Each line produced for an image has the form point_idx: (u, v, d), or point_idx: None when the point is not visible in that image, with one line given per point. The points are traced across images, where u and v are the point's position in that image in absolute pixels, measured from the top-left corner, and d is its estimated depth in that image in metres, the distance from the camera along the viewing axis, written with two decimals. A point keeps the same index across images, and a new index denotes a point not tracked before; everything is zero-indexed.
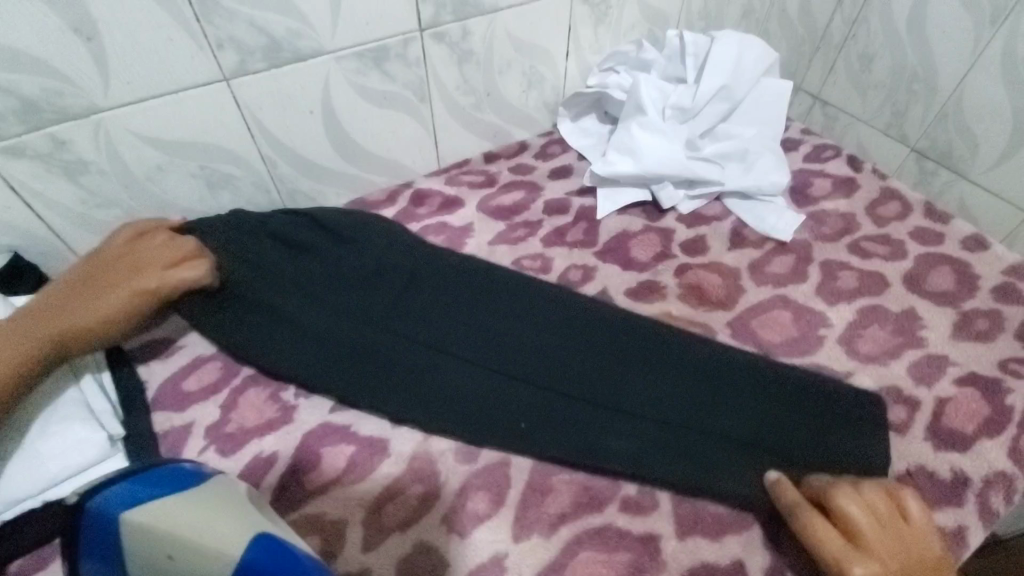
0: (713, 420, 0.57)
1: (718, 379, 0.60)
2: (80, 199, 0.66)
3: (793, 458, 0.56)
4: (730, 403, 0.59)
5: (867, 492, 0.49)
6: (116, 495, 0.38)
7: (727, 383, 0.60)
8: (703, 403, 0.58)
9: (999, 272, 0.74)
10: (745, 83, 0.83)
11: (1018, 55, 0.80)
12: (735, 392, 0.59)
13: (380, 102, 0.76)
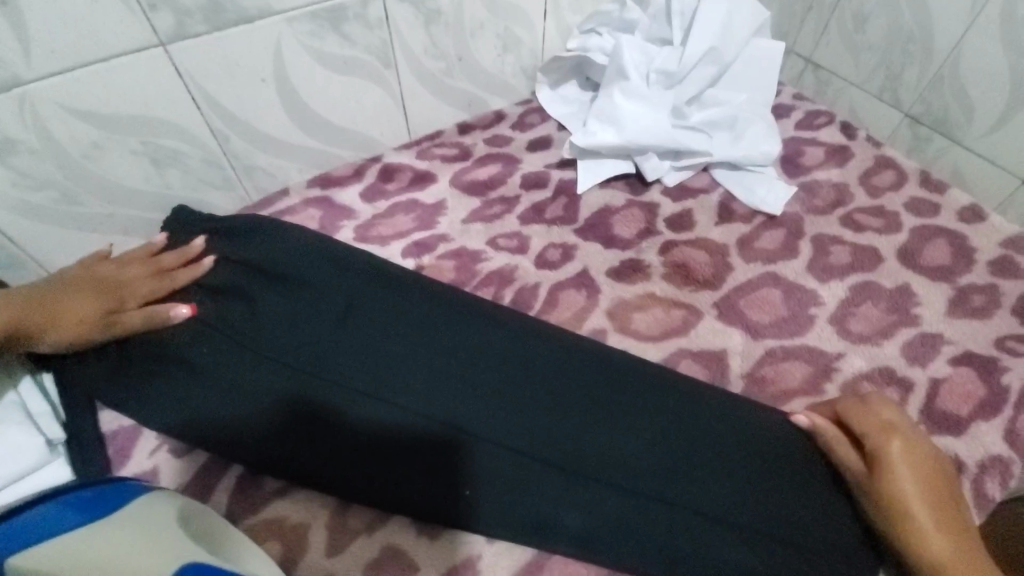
0: (694, 473, 0.51)
1: (691, 427, 0.54)
2: (7, 181, 0.59)
3: (776, 527, 0.49)
4: (704, 461, 0.52)
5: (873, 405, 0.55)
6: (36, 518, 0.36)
7: (702, 433, 0.54)
8: (682, 455, 0.52)
9: (998, 244, 0.71)
10: (735, 45, 0.77)
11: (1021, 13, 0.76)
12: (711, 444, 0.53)
13: (340, 69, 0.70)
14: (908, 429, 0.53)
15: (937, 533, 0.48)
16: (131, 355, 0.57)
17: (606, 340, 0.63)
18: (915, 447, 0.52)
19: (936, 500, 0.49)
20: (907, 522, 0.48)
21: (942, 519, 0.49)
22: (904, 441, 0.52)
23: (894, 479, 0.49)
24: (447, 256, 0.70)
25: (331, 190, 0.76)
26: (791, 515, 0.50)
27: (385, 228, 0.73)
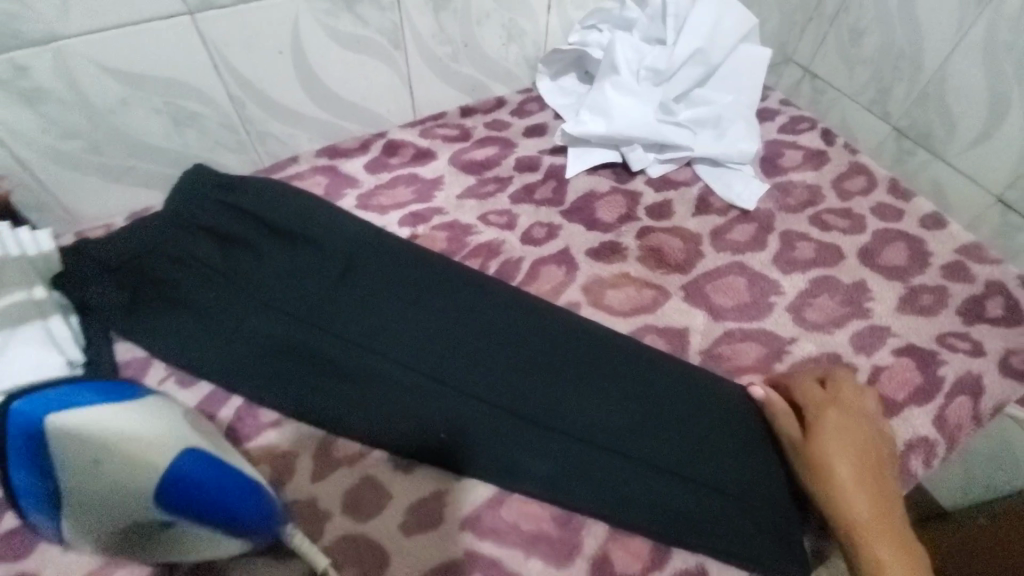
0: (640, 431, 0.58)
1: (645, 394, 0.61)
2: (41, 127, 0.65)
3: (715, 484, 0.56)
4: (654, 423, 0.59)
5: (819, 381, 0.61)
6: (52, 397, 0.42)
7: (655, 399, 0.61)
8: (631, 415, 0.59)
9: (952, 250, 0.77)
10: (723, 49, 0.82)
11: (1000, 38, 0.80)
12: (662, 409, 0.60)
13: (353, 47, 0.75)
14: (849, 403, 0.59)
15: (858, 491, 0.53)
16: (147, 297, 0.63)
17: (580, 311, 0.68)
18: (851, 420, 0.57)
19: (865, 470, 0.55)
20: (830, 480, 0.54)
21: (868, 486, 0.54)
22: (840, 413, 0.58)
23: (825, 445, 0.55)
24: (440, 227, 0.75)
25: (338, 160, 0.82)
26: (728, 476, 0.56)
27: (384, 198, 0.78)
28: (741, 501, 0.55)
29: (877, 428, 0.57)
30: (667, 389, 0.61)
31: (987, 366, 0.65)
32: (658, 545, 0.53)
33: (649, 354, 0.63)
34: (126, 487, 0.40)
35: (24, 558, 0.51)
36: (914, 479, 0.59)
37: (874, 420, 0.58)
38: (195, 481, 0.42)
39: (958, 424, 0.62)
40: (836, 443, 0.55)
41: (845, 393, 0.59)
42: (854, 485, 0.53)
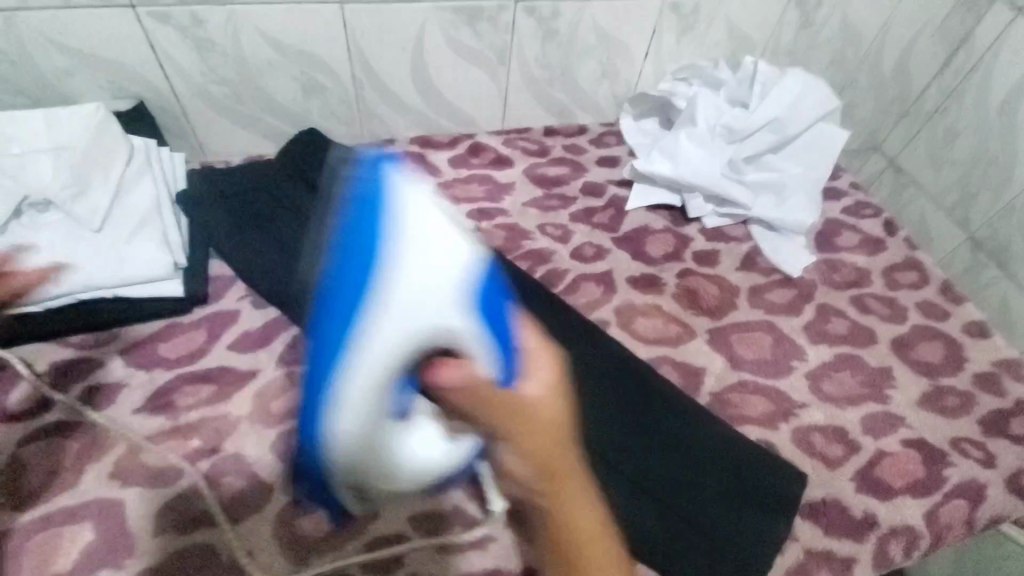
0: (637, 447, 0.62)
1: (647, 417, 0.65)
2: (199, 70, 0.78)
3: (690, 517, 0.58)
4: (647, 446, 0.63)
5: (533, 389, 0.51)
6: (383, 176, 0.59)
7: (655, 424, 0.64)
8: (630, 432, 0.64)
9: (990, 361, 0.78)
10: (800, 124, 0.86)
11: None
12: (659, 435, 0.64)
13: (464, 56, 0.85)
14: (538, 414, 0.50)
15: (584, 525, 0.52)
16: (246, 225, 0.73)
17: (607, 329, 0.73)
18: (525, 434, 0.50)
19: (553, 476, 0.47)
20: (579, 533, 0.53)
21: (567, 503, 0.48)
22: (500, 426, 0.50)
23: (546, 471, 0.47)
24: (501, 227, 0.83)
25: (428, 149, 0.91)
26: (704, 513, 0.59)
27: (459, 191, 0.86)
28: (711, 540, 0.57)
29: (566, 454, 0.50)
30: (671, 420, 0.65)
31: (996, 479, 0.66)
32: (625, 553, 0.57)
33: (663, 384, 0.68)
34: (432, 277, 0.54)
35: (103, 409, 0.61)
36: (891, 564, 0.60)
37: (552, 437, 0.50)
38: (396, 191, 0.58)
39: (950, 526, 0.63)
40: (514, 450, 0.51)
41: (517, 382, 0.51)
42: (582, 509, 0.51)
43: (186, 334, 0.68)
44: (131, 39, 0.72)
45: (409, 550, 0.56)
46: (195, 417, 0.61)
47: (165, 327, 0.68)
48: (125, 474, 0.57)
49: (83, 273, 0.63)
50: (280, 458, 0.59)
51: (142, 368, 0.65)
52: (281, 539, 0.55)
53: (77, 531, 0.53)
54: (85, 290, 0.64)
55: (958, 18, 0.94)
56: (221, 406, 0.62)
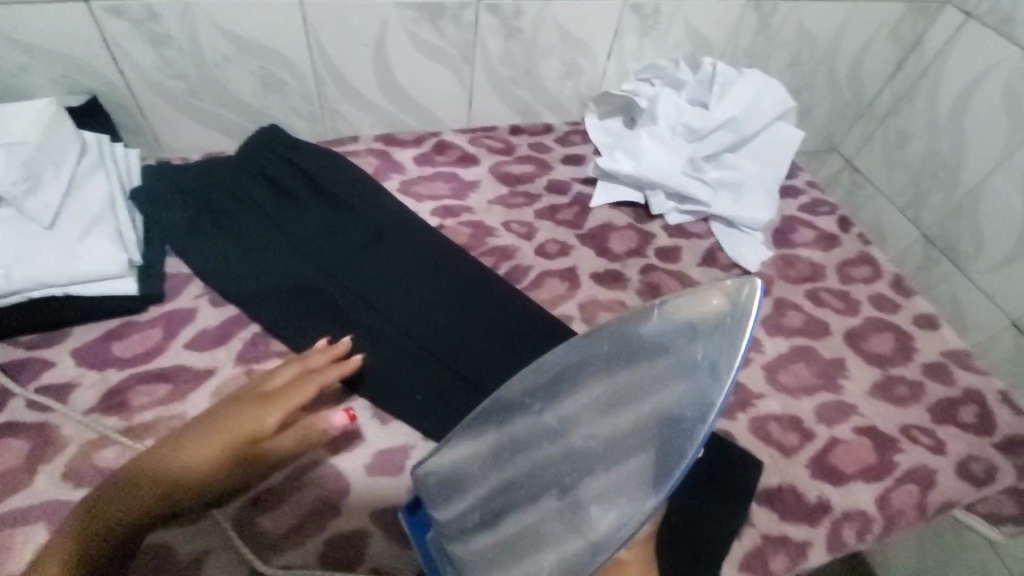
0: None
1: None
2: (155, 65, 0.76)
3: None
4: None
5: None
6: None
7: None
8: None
9: (938, 352, 0.81)
10: (757, 122, 0.89)
11: None
12: None
13: (427, 53, 0.85)
14: None
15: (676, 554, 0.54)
16: (204, 224, 0.72)
17: (570, 324, 0.74)
18: None
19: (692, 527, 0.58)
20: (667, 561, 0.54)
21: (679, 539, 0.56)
22: None
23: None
24: (466, 224, 0.83)
25: (392, 147, 0.90)
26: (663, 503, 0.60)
27: (423, 188, 0.86)
28: (668, 531, 0.58)
29: None
30: None
31: (944, 464, 0.68)
32: None
33: None
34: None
35: (52, 411, 0.59)
36: (845, 547, 0.62)
37: None
38: None
39: (901, 510, 0.65)
40: None
41: None
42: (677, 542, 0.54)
43: (142, 332, 0.66)
44: (82, 31, 0.70)
45: (370, 548, 0.54)
46: (149, 417, 0.59)
47: (120, 326, 0.66)
48: (78, 475, 0.55)
49: (36, 270, 0.61)
50: None
51: (94, 367, 0.63)
52: (244, 538, 0.53)
53: (23, 535, 0.51)
54: (37, 287, 0.62)
55: (909, 25, 1.01)
56: (178, 406, 0.61)
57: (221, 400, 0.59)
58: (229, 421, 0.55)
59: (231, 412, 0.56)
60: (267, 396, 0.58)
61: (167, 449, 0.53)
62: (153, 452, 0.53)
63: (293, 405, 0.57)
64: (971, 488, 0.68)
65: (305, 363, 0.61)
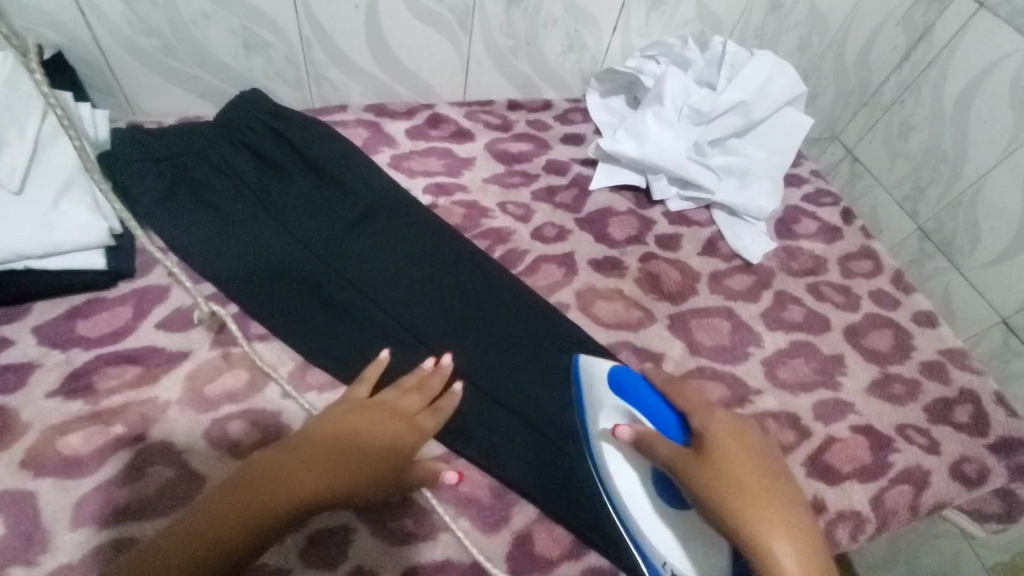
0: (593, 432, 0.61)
1: None
2: (126, 19, 0.70)
3: None
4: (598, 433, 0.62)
5: (715, 416, 0.50)
6: (624, 377, 0.57)
7: None
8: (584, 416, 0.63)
9: (936, 350, 0.80)
10: (764, 107, 0.86)
11: None
12: None
13: (424, 19, 0.80)
14: (752, 438, 0.49)
15: (748, 521, 0.44)
16: (179, 196, 0.67)
17: (566, 312, 0.71)
18: (753, 456, 0.48)
19: (765, 475, 0.46)
20: (737, 527, 0.44)
21: (764, 506, 0.44)
22: (731, 462, 0.47)
23: (730, 469, 0.46)
24: (460, 204, 0.79)
25: (383, 118, 0.85)
26: None
27: (416, 163, 0.82)
28: None
29: (717, 456, 0.47)
30: None
31: (938, 465, 0.68)
32: (577, 541, 0.55)
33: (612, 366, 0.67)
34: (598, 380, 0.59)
35: (12, 393, 0.55)
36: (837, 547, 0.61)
37: (747, 455, 0.47)
38: (622, 384, 0.57)
39: (894, 510, 0.64)
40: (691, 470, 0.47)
41: (742, 436, 0.49)
42: (754, 512, 0.44)
43: (111, 310, 0.62)
44: None
45: (354, 544, 0.51)
46: (118, 401, 0.56)
47: (86, 303, 0.62)
48: (38, 462, 0.51)
49: (7, 241, 0.56)
50: (212, 445, 0.54)
51: (59, 347, 0.59)
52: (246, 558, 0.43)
53: None
54: (9, 260, 0.57)
55: (920, 10, 0.95)
56: (148, 390, 0.57)
57: (336, 414, 0.52)
58: (361, 448, 0.48)
59: (356, 433, 0.49)
60: (396, 424, 0.53)
61: (279, 471, 0.44)
62: (274, 460, 0.45)
63: (416, 443, 0.53)
64: (964, 489, 0.67)
65: (427, 392, 0.57)
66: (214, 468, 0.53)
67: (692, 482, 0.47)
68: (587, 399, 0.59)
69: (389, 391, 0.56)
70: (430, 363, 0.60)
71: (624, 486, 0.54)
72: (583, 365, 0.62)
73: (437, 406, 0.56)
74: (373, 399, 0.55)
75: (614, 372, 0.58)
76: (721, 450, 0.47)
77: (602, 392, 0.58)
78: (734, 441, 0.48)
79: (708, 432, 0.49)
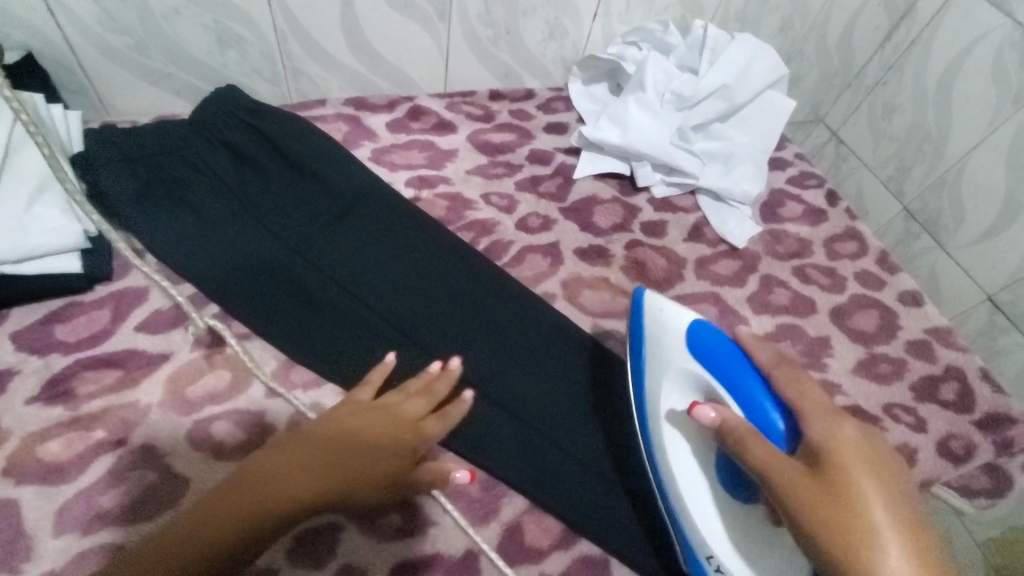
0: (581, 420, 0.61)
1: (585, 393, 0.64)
2: (95, 17, 0.69)
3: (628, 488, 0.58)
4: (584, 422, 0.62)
5: (842, 434, 0.45)
6: (717, 341, 0.54)
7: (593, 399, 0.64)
8: (571, 405, 0.63)
9: (921, 329, 0.80)
10: (746, 91, 0.86)
11: None
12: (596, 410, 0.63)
13: (401, 9, 0.79)
14: (883, 464, 0.44)
15: (875, 557, 0.39)
16: (155, 195, 0.66)
17: (552, 302, 0.71)
18: (885, 485, 0.43)
19: (897, 502, 0.42)
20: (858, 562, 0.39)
21: (888, 531, 0.40)
22: (854, 487, 0.42)
23: (853, 494, 0.42)
24: (443, 196, 0.78)
25: (363, 112, 0.84)
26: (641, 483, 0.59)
27: (397, 157, 0.81)
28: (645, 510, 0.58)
29: (839, 482, 0.42)
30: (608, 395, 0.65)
31: (925, 442, 0.68)
32: (567, 529, 0.55)
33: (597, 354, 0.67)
34: (672, 341, 0.56)
35: None
36: None
37: (874, 481, 0.42)
38: (710, 352, 0.54)
39: None
40: (800, 491, 0.43)
41: (874, 460, 0.44)
42: (881, 548, 0.39)
43: (89, 313, 0.61)
44: None
45: (342, 541, 0.51)
46: (99, 405, 0.55)
47: (63, 307, 0.61)
48: (18, 470, 0.50)
49: None
50: (196, 447, 0.54)
51: (36, 352, 0.58)
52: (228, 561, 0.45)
53: None
54: None
55: None
56: (129, 394, 0.56)
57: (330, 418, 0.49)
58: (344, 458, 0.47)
59: (347, 440, 0.47)
60: (391, 431, 0.50)
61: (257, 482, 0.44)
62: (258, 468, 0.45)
63: (413, 452, 0.50)
64: (951, 465, 0.68)
65: (432, 397, 0.54)
66: (197, 470, 0.52)
67: (792, 499, 0.43)
68: (655, 364, 0.57)
69: (393, 394, 0.53)
70: (439, 365, 0.55)
71: (675, 464, 0.53)
72: (651, 317, 0.58)
73: (443, 412, 0.53)
74: (374, 403, 0.51)
75: (701, 333, 0.55)
76: (843, 473, 0.43)
77: (675, 356, 0.55)
78: (861, 463, 0.43)
79: (827, 453, 0.44)
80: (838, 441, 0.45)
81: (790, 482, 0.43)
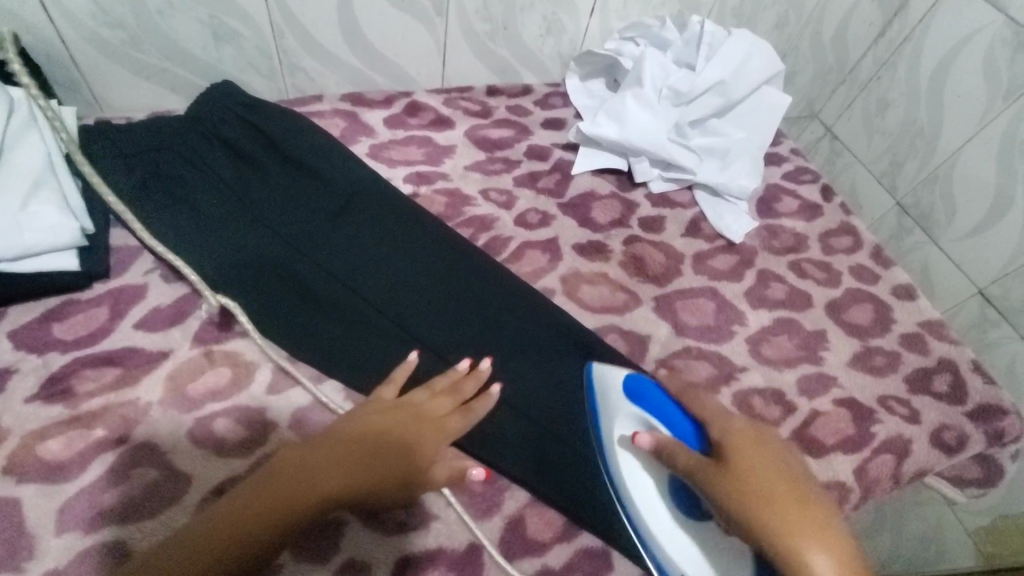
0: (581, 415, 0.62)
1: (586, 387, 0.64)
2: (90, 12, 0.68)
3: None
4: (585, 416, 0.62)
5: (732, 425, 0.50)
6: (646, 388, 0.55)
7: None
8: (571, 399, 0.63)
9: (915, 322, 0.81)
10: (743, 87, 0.86)
11: (1017, 137, 0.82)
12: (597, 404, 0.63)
13: (398, 4, 0.79)
14: (773, 445, 0.49)
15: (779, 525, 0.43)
16: (152, 192, 0.65)
17: (551, 298, 0.71)
18: (778, 461, 0.48)
19: (796, 483, 0.46)
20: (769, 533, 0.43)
21: (798, 518, 0.43)
22: (753, 465, 0.47)
23: (756, 473, 0.46)
24: (442, 192, 0.78)
25: (360, 108, 0.84)
26: None
27: (395, 153, 0.81)
28: None
29: (741, 463, 0.47)
30: None
31: (919, 434, 0.69)
32: (568, 522, 0.56)
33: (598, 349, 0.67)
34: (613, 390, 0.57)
35: None
36: None
37: (771, 459, 0.47)
38: (643, 397, 0.54)
39: (877, 479, 0.66)
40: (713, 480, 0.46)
41: (765, 443, 0.49)
42: (788, 518, 0.43)
43: (88, 311, 0.61)
44: None
45: (348, 536, 0.51)
46: (98, 403, 0.55)
47: (61, 305, 0.61)
48: (20, 468, 0.50)
49: None
50: (198, 444, 0.53)
51: (35, 351, 0.57)
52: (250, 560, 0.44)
53: None
54: None
55: None
56: (130, 391, 0.56)
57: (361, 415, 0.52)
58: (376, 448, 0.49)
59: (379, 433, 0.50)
60: (419, 427, 0.53)
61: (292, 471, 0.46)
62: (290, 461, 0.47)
63: (441, 445, 0.54)
64: (944, 456, 0.69)
65: (459, 395, 0.58)
66: (200, 467, 0.52)
67: (715, 490, 0.46)
68: (603, 400, 0.58)
69: (419, 394, 0.56)
70: (467, 365, 0.60)
71: (636, 492, 0.53)
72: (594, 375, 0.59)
73: (469, 408, 0.57)
74: (399, 403, 0.54)
75: (632, 383, 0.56)
76: (745, 457, 0.47)
77: (617, 401, 0.56)
78: (752, 445, 0.48)
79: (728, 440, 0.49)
80: (731, 428, 0.50)
81: (712, 478, 0.46)
